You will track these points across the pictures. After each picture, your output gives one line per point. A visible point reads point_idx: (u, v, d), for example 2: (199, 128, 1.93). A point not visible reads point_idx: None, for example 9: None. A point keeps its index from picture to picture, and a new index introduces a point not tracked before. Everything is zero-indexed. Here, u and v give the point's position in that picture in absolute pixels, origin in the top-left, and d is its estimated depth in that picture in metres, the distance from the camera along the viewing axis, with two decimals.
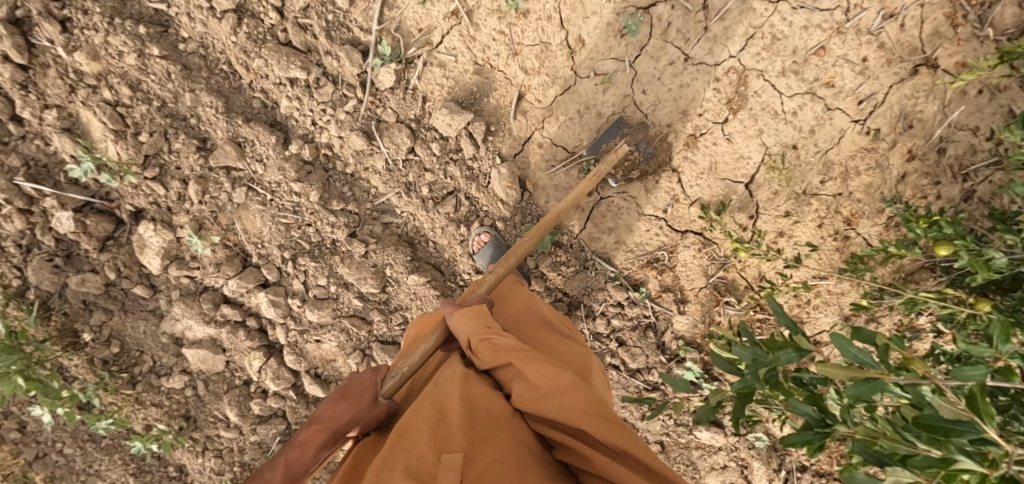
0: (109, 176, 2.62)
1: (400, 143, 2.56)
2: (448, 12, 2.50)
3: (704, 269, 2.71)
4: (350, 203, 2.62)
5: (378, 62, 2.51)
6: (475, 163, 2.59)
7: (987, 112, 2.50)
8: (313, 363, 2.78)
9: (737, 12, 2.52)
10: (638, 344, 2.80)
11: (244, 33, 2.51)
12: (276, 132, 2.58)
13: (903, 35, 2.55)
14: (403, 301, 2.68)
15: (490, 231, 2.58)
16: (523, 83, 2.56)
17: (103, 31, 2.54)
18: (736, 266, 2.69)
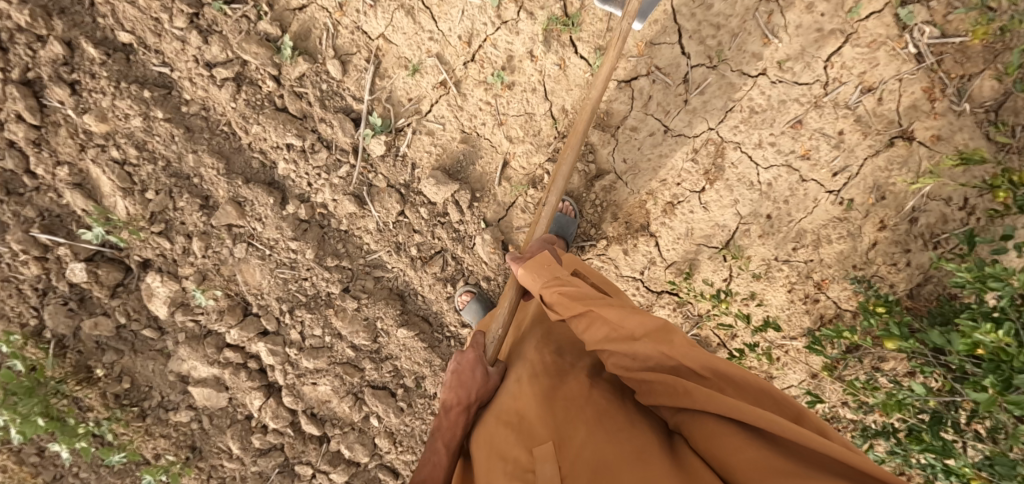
0: (118, 238, 2.81)
1: (390, 207, 2.68)
2: (437, 83, 2.59)
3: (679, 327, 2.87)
4: (344, 260, 2.77)
5: (369, 132, 2.62)
6: (461, 226, 2.70)
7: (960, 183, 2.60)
8: (309, 404, 2.95)
9: (716, 86, 2.59)
10: None
11: (242, 100, 2.63)
12: (274, 193, 2.72)
13: (880, 109, 2.65)
14: (393, 351, 2.85)
15: (473, 290, 2.74)
16: (508, 151, 2.63)
17: (111, 95, 2.68)
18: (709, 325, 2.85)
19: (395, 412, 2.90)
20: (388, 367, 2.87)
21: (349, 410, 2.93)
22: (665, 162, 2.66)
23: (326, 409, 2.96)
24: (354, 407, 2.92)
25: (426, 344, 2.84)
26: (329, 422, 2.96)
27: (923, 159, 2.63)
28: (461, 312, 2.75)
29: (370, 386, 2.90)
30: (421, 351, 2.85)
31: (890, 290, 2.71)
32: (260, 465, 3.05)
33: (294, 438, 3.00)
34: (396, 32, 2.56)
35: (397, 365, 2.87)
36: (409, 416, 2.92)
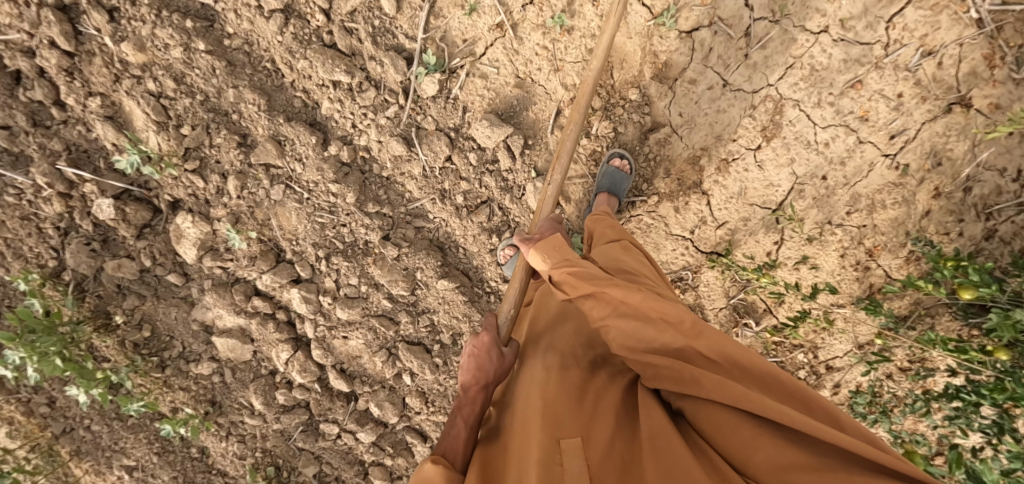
0: (152, 169, 2.67)
1: (438, 152, 2.59)
2: (494, 24, 2.51)
3: (726, 290, 2.84)
4: (385, 207, 2.67)
5: (421, 71, 2.51)
6: (510, 175, 2.61)
7: (1016, 153, 2.56)
8: (339, 358, 2.84)
9: (779, 41, 2.53)
10: None
11: (290, 34, 2.54)
12: (316, 133, 2.63)
13: (940, 73, 2.61)
14: (431, 304, 2.75)
15: (515, 244, 2.65)
16: (563, 98, 2.55)
17: (150, 23, 2.58)
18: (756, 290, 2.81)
19: (430, 369, 2.79)
20: (425, 322, 2.77)
21: (381, 366, 2.82)
22: (723, 117, 2.60)
23: (357, 364, 2.84)
24: (387, 362, 2.81)
25: (466, 298, 2.74)
26: (358, 378, 2.84)
27: (980, 128, 2.59)
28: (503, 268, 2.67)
29: (405, 341, 2.79)
30: (459, 306, 2.75)
31: None
32: (283, 422, 2.92)
33: (321, 394, 2.88)
34: None
35: (434, 320, 2.76)
36: (443, 374, 2.81)
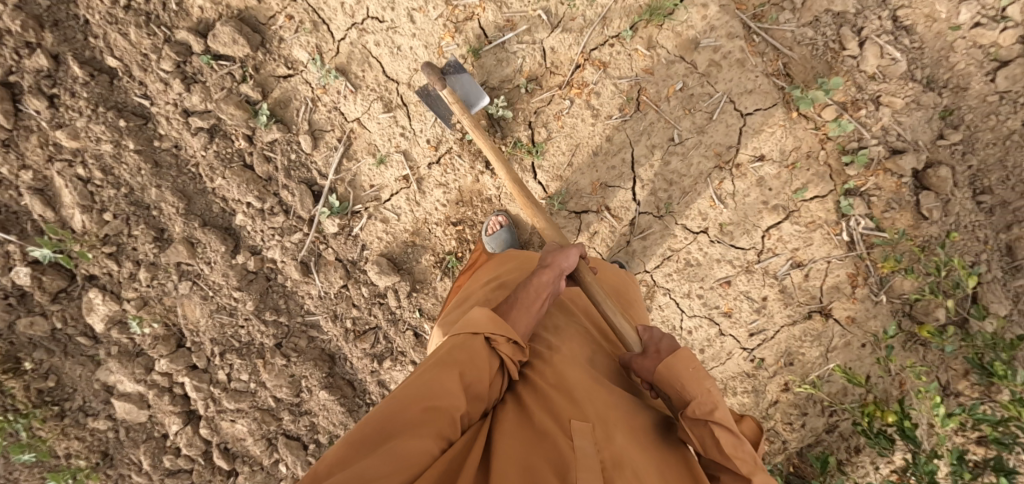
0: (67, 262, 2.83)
1: (333, 280, 2.80)
2: (399, 176, 2.70)
3: None
4: (282, 315, 2.88)
5: (325, 211, 2.72)
6: (397, 309, 2.83)
7: (866, 361, 2.83)
8: (225, 438, 3.04)
9: (658, 234, 2.74)
10: None
11: (213, 151, 2.71)
12: (227, 241, 2.82)
13: (806, 284, 2.83)
14: (312, 407, 2.97)
15: (506, 216, 2.69)
16: (455, 250, 2.75)
17: (86, 116, 2.73)
18: None
19: (302, 464, 3.01)
20: (305, 422, 2.99)
21: (260, 452, 3.04)
22: None
23: (241, 445, 3.05)
24: (266, 450, 3.04)
25: (345, 407, 2.96)
26: (240, 458, 3.05)
27: (836, 336, 2.85)
28: (487, 238, 2.66)
29: (285, 434, 3.01)
30: (338, 414, 2.97)
31: (782, 446, 2.91)
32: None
33: (204, 466, 3.09)
34: (371, 120, 2.68)
35: (313, 421, 2.99)
36: None
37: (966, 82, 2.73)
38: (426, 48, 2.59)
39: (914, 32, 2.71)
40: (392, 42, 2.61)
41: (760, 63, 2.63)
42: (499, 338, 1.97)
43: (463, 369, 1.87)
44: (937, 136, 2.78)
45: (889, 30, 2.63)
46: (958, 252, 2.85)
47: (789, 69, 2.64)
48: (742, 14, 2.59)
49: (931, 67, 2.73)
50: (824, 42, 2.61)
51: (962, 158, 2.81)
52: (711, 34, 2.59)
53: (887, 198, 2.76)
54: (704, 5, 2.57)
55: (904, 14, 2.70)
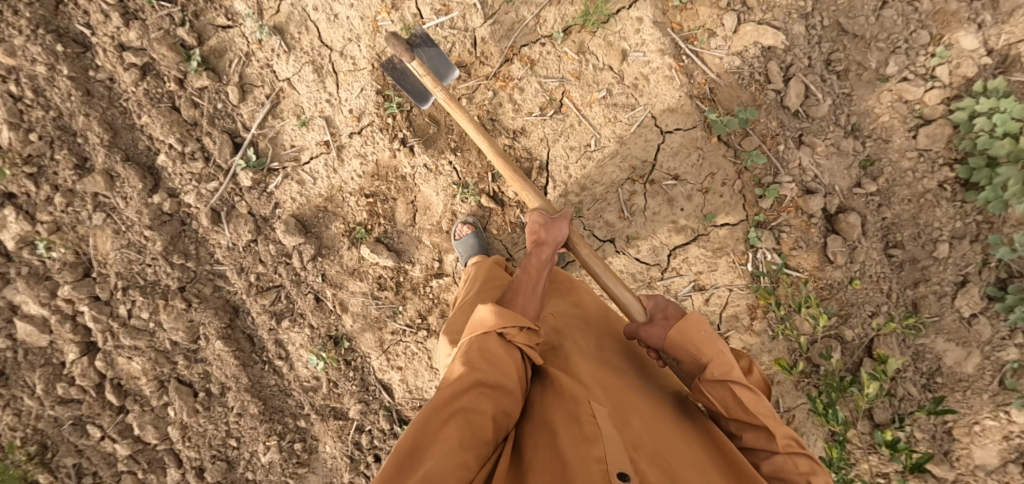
0: None
1: (242, 233, 2.82)
2: (320, 140, 2.74)
3: None
4: (190, 261, 2.89)
5: (241, 163, 2.75)
6: (302, 271, 2.85)
7: None
8: (118, 374, 2.96)
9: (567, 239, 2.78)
10: None
11: (142, 89, 2.73)
12: (146, 180, 2.85)
13: (704, 308, 2.88)
14: (208, 356, 2.96)
15: (471, 222, 2.72)
16: (366, 222, 2.79)
17: (25, 36, 2.71)
18: None
19: (189, 411, 2.97)
20: (199, 369, 2.97)
21: (149, 394, 2.98)
22: None
23: (133, 383, 2.97)
24: (156, 392, 2.97)
25: (240, 361, 2.96)
26: (130, 396, 2.97)
27: None
28: (456, 243, 2.70)
29: (178, 379, 2.98)
30: (231, 366, 2.96)
31: None
32: (57, 411, 2.92)
33: (95, 399, 2.95)
34: (301, 82, 2.72)
35: (207, 370, 2.97)
36: (203, 418, 2.98)
37: (890, 134, 2.77)
38: (362, 19, 2.64)
39: (844, 78, 2.76)
40: (330, 9, 2.65)
41: (686, 84, 2.66)
42: (513, 332, 1.97)
43: (492, 377, 1.87)
44: (855, 184, 2.82)
45: (817, 72, 2.67)
46: (859, 300, 2.86)
47: (715, 95, 2.67)
48: (674, 33, 2.64)
49: (856, 114, 2.77)
50: (750, 73, 2.65)
51: (877, 210, 2.85)
52: (641, 48, 2.63)
53: (796, 236, 2.78)
54: (639, 19, 2.61)
55: (837, 59, 2.74)
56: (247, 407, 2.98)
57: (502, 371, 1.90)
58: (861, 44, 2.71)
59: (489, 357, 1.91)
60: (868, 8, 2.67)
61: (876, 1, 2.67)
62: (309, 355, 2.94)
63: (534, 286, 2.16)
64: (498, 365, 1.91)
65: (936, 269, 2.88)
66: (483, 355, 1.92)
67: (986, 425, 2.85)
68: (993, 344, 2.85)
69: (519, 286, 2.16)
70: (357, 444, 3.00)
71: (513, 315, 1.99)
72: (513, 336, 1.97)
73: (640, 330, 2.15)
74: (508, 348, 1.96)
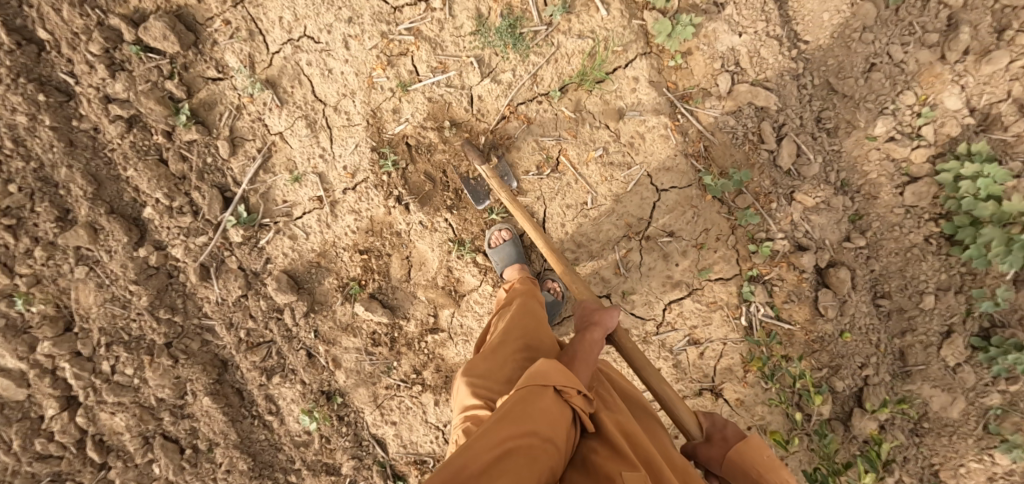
0: None
1: (232, 288, 2.76)
2: (313, 196, 2.70)
3: None
4: (177, 315, 2.81)
5: (231, 220, 2.69)
6: (294, 327, 2.79)
7: None
8: (101, 429, 2.85)
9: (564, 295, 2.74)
10: None
11: (128, 141, 2.66)
12: (132, 233, 2.75)
13: (700, 362, 2.89)
14: (195, 412, 2.87)
15: (510, 229, 2.64)
16: (360, 277, 2.75)
17: (5, 84, 2.60)
18: None
19: (175, 469, 2.87)
20: (185, 425, 2.87)
21: (133, 450, 2.88)
22: None
23: (116, 439, 2.87)
24: (140, 448, 2.88)
25: (228, 417, 2.87)
26: (113, 452, 2.87)
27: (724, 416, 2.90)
28: (490, 249, 2.64)
29: (163, 435, 2.88)
30: (219, 422, 2.87)
31: None
32: (34, 467, 2.81)
33: (75, 455, 2.85)
34: (293, 136, 2.67)
35: (194, 426, 2.88)
36: (189, 475, 2.89)
37: (877, 191, 2.83)
38: (357, 75, 2.61)
39: (834, 135, 2.80)
40: (324, 65, 2.62)
41: (681, 142, 2.68)
42: (570, 391, 1.94)
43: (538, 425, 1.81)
44: (844, 237, 2.86)
45: (809, 131, 2.75)
46: (849, 352, 2.88)
47: (709, 152, 2.69)
48: (670, 93, 2.65)
49: (846, 171, 2.82)
50: (744, 132, 2.67)
51: (865, 262, 2.90)
52: (637, 107, 2.65)
53: (788, 290, 2.82)
54: (635, 78, 2.63)
55: (827, 117, 2.79)
56: (236, 464, 2.89)
57: (556, 424, 1.85)
58: (850, 103, 2.76)
59: (545, 409, 1.86)
60: (858, 69, 2.72)
61: (865, 63, 2.71)
62: (301, 411, 2.87)
63: (589, 358, 2.14)
64: (548, 414, 1.86)
65: (922, 320, 2.94)
66: (538, 405, 1.86)
67: (971, 467, 2.96)
68: (976, 390, 2.92)
69: (571, 355, 2.13)
70: None
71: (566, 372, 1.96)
72: (569, 396, 1.94)
73: (699, 450, 2.25)
74: (562, 404, 1.91)
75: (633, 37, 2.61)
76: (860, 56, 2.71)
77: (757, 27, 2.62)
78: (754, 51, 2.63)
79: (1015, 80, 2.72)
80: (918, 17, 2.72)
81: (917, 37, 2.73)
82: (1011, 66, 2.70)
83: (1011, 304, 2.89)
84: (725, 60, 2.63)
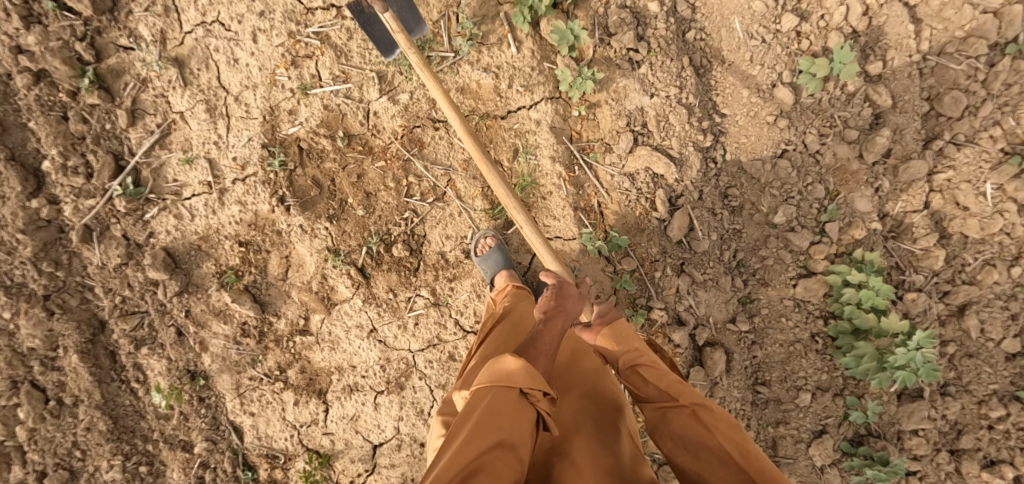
0: None
1: (112, 255, 2.77)
2: (203, 181, 2.71)
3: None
4: (60, 270, 2.77)
5: (118, 190, 2.70)
6: (167, 303, 2.81)
7: None
8: None
9: (432, 319, 2.77)
10: None
11: (33, 94, 2.62)
12: (28, 182, 2.69)
13: None
14: (65, 367, 2.82)
15: (495, 235, 2.70)
16: (237, 267, 2.76)
17: None
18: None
19: (36, 419, 2.79)
20: (52, 378, 2.81)
21: None
22: (354, 358, 2.82)
23: None
24: (4, 392, 2.78)
25: (95, 378, 2.84)
26: None
27: None
28: (478, 258, 2.67)
29: (32, 383, 2.80)
30: (85, 382, 2.82)
31: None
32: None
33: None
34: (193, 118, 2.68)
35: (62, 381, 2.82)
36: (49, 427, 2.81)
37: (772, 279, 2.72)
38: (261, 70, 2.62)
39: (737, 214, 2.72)
40: (231, 53, 2.62)
41: (574, 195, 2.66)
42: (536, 395, 1.86)
43: (508, 444, 1.77)
44: (730, 318, 2.76)
45: (708, 206, 2.68)
46: None
47: (603, 210, 2.68)
48: (572, 142, 2.64)
49: (743, 251, 2.73)
50: (637, 197, 2.65)
51: (748, 347, 2.79)
52: (534, 151, 2.63)
53: None
54: (536, 121, 2.62)
55: (733, 195, 2.70)
56: (96, 424, 2.84)
57: (513, 438, 1.78)
58: (757, 185, 2.68)
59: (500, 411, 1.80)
60: (767, 153, 2.65)
61: (776, 148, 2.64)
62: (163, 385, 2.88)
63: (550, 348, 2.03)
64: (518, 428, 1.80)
65: (798, 415, 2.81)
66: (506, 408, 1.82)
67: None
68: None
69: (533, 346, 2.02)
70: (198, 481, 2.93)
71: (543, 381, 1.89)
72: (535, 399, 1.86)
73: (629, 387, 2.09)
74: (524, 408, 1.84)
75: (541, 79, 2.59)
76: (772, 140, 2.64)
77: (670, 92, 2.59)
78: (662, 115, 2.60)
79: (934, 192, 2.63)
80: (839, 110, 2.61)
81: (838, 131, 2.63)
82: (933, 177, 2.62)
83: (889, 415, 2.75)
84: (632, 119, 2.61)
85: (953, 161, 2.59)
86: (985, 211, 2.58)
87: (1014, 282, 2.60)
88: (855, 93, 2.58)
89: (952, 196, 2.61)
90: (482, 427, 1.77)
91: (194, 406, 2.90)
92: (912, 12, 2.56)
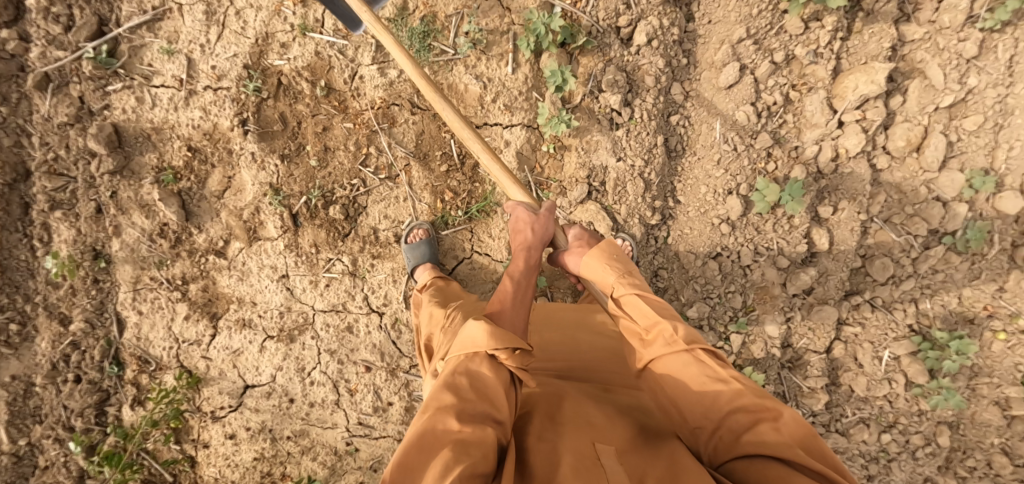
0: None
1: (61, 111, 2.73)
2: (175, 77, 2.71)
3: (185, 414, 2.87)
4: (4, 106, 2.71)
5: (90, 53, 2.68)
6: (97, 178, 2.78)
7: None
8: None
9: (344, 286, 2.81)
10: (77, 396, 2.83)
11: None
12: (6, 13, 2.65)
13: None
14: None
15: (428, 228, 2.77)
16: (178, 169, 2.76)
17: None
18: (193, 434, 2.87)
19: None
20: None
21: None
22: (257, 295, 2.83)
23: None
24: None
25: None
26: None
27: None
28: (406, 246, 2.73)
29: None
30: None
31: None
32: None
33: None
34: (189, 14, 2.68)
35: None
36: None
37: None
38: None
39: (660, 294, 2.83)
40: None
41: None
42: (503, 355, 1.87)
43: (483, 406, 1.79)
44: None
45: None
46: None
47: None
48: (531, 173, 2.73)
49: None
50: None
51: None
52: None
53: None
54: (507, 142, 2.70)
55: (662, 275, 2.80)
56: None
57: (488, 400, 1.80)
58: (684, 276, 2.79)
59: (482, 386, 1.82)
60: (703, 250, 2.76)
61: (712, 249, 2.75)
62: (63, 254, 2.79)
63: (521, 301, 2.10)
64: (492, 394, 1.81)
65: None
66: (485, 385, 1.83)
67: None
68: None
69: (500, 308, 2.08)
70: (63, 358, 2.84)
71: (510, 338, 1.90)
72: (503, 360, 1.87)
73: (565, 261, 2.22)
74: (497, 371, 1.86)
75: (525, 106, 2.68)
76: (709, 241, 2.75)
77: (637, 162, 2.69)
78: (621, 180, 2.70)
79: (838, 341, 2.78)
80: (780, 236, 2.72)
81: (772, 255, 2.74)
82: (841, 327, 2.77)
83: None
84: (593, 173, 2.71)
85: (864, 319, 2.75)
86: (876, 374, 2.75)
87: (880, 447, 2.76)
88: (799, 226, 2.70)
89: (853, 351, 2.77)
90: (457, 402, 1.78)
91: (84, 285, 2.83)
92: (878, 175, 2.70)
